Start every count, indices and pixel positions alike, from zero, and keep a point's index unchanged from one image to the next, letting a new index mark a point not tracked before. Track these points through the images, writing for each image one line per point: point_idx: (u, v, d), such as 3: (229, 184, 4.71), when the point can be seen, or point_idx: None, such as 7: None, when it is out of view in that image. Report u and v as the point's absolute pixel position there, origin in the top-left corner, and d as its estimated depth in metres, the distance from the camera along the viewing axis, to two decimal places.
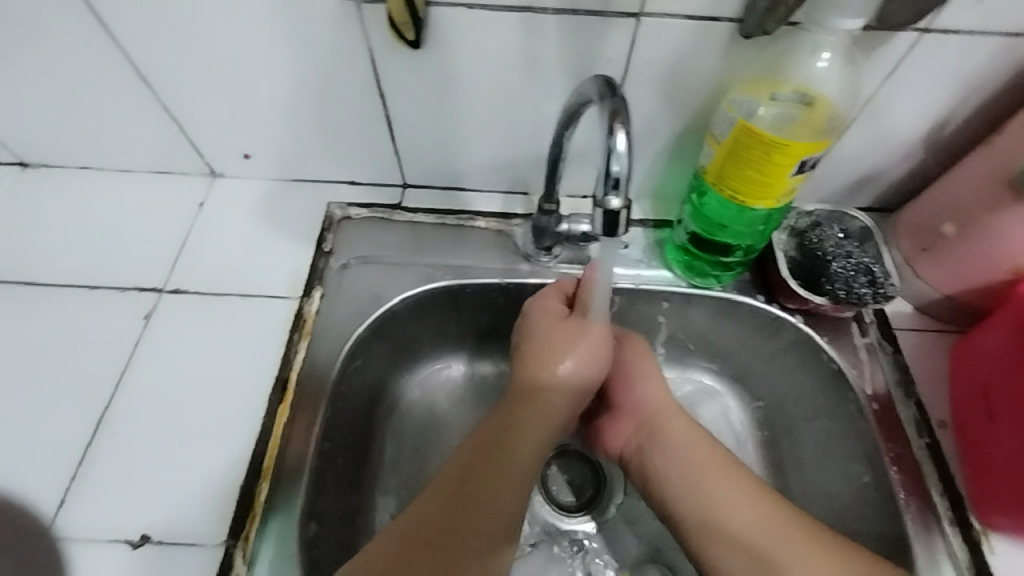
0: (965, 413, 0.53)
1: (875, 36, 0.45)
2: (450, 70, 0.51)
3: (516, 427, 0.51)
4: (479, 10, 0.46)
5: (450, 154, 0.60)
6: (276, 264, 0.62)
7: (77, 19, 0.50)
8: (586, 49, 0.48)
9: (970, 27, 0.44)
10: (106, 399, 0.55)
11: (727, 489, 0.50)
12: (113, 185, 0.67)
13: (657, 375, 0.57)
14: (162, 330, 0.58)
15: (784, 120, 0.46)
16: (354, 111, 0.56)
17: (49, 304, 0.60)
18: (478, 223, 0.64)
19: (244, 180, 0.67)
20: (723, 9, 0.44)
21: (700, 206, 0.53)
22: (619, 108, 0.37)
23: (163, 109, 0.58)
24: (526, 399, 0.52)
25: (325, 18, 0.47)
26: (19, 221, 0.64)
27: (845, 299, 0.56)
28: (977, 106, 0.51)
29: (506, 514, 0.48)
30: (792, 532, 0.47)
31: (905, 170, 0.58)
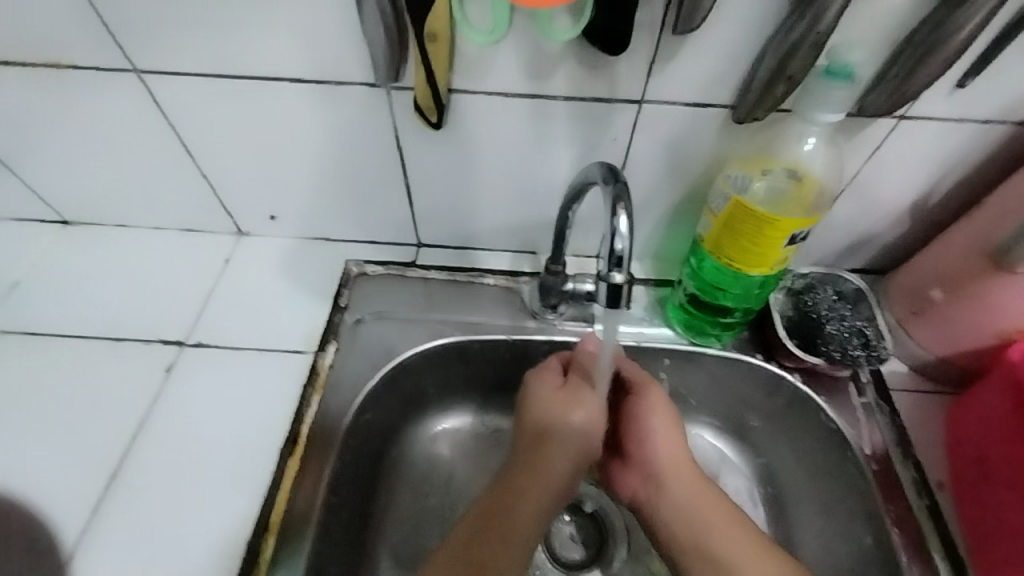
0: (962, 475, 0.53)
1: (854, 123, 0.50)
2: (467, 145, 0.56)
3: (518, 485, 0.52)
4: (496, 97, 0.51)
5: (464, 218, 0.64)
6: (295, 319, 0.65)
7: (132, 97, 0.55)
8: (592, 129, 0.52)
9: (941, 115, 0.49)
10: (121, 452, 0.57)
11: (742, 543, 0.50)
12: (144, 241, 0.71)
13: (673, 424, 0.57)
14: (182, 383, 0.61)
15: (775, 195, 0.51)
16: (377, 179, 0.61)
17: (76, 355, 0.62)
18: (488, 281, 0.67)
19: (268, 238, 0.71)
20: (718, 97, 0.49)
21: (699, 269, 0.57)
22: (622, 194, 0.40)
23: (200, 173, 0.63)
24: (528, 458, 0.54)
25: (357, 101, 0.53)
26: (54, 276, 0.68)
27: (840, 360, 0.58)
28: (954, 182, 0.55)
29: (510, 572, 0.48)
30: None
31: (892, 236, 0.61)
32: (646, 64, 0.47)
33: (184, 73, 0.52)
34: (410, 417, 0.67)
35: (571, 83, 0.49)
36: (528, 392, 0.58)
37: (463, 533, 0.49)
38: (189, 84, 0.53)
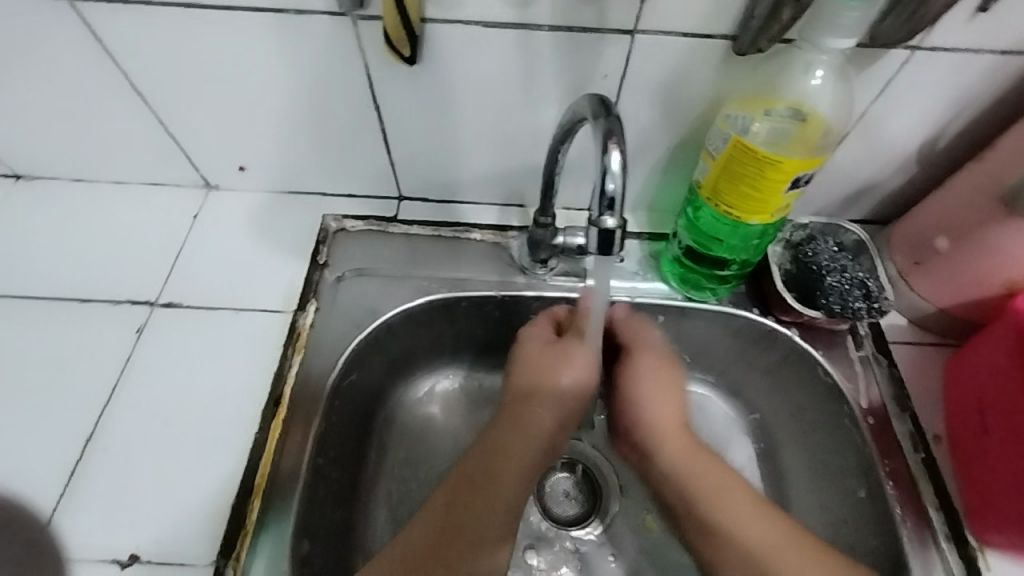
0: (960, 428, 0.53)
1: (867, 54, 0.46)
2: (445, 84, 0.51)
3: (504, 446, 0.51)
4: (475, 27, 0.46)
5: (446, 167, 0.60)
6: (271, 277, 0.62)
7: (73, 34, 0.50)
8: (581, 65, 0.48)
9: (961, 45, 0.45)
10: (94, 418, 0.54)
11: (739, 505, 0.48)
12: (108, 197, 0.67)
13: (668, 386, 0.55)
14: (155, 345, 0.58)
15: (777, 136, 0.46)
16: (350, 125, 0.56)
17: (40, 318, 0.59)
18: (474, 236, 0.64)
19: (240, 193, 0.67)
20: (718, 26, 0.44)
21: (695, 219, 0.53)
22: (614, 127, 0.36)
23: (158, 122, 0.58)
24: (515, 418, 0.52)
25: (322, 34, 0.48)
26: (12, 235, 0.64)
27: (839, 313, 0.56)
28: (969, 122, 0.51)
29: (495, 531, 0.47)
30: (783, 540, 0.46)
31: (899, 183, 0.58)
32: None
33: (127, 4, 0.47)
34: (395, 377, 0.65)
35: (558, 10, 0.44)
36: (516, 353, 0.55)
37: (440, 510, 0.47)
38: (133, 17, 0.48)
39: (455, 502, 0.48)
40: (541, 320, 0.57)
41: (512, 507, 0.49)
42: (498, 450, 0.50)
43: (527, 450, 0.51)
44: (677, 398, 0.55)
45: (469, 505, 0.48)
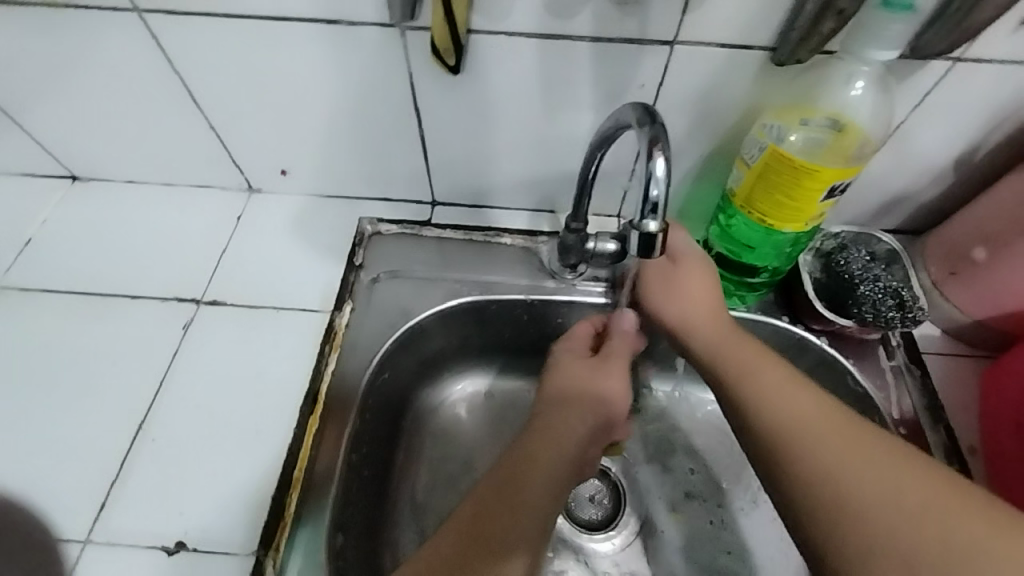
0: (997, 440, 0.52)
1: (906, 66, 0.46)
2: (485, 92, 0.53)
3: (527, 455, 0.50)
4: (517, 38, 0.47)
5: (481, 173, 0.62)
6: (309, 278, 0.64)
7: (138, 45, 0.53)
8: (620, 75, 0.49)
9: (1002, 57, 0.45)
10: (144, 410, 0.57)
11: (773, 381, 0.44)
12: (156, 198, 0.70)
13: (692, 288, 0.51)
14: (200, 341, 0.60)
15: (814, 145, 0.47)
16: (391, 131, 0.58)
17: (92, 313, 0.62)
18: (505, 240, 0.65)
19: (280, 197, 0.69)
20: (756, 38, 0.45)
21: (727, 227, 0.54)
22: (659, 135, 0.37)
23: (209, 127, 0.61)
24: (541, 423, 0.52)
25: (371, 45, 0.50)
26: (66, 234, 0.67)
27: (872, 322, 0.56)
28: (1009, 132, 0.51)
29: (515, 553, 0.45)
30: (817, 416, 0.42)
31: (932, 194, 0.58)
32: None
33: (188, 16, 0.50)
34: (424, 378, 0.67)
35: (600, 23, 0.45)
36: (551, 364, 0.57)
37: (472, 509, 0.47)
38: (194, 28, 0.50)
39: (488, 504, 0.47)
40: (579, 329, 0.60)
41: (541, 523, 0.47)
42: (526, 457, 0.50)
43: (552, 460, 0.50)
44: (714, 300, 0.51)
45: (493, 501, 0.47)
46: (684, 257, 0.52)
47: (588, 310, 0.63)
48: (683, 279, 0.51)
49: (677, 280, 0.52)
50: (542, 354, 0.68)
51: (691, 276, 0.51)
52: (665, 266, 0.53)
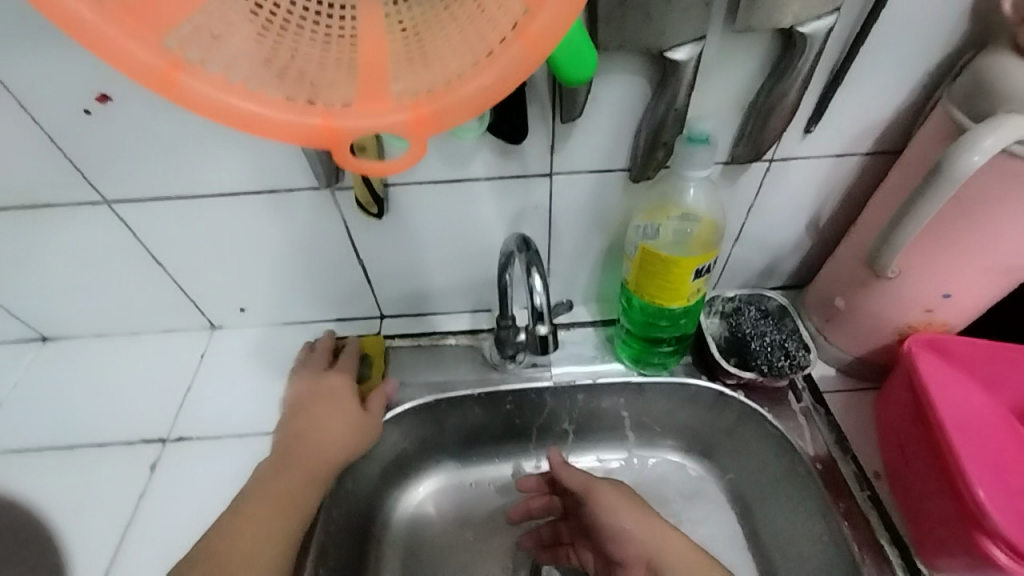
0: (891, 463, 0.58)
1: (733, 169, 0.58)
2: (410, 225, 0.62)
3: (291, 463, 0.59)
4: (426, 184, 0.58)
5: (419, 288, 0.71)
6: (270, 402, 0.69)
7: (104, 223, 0.61)
8: (518, 200, 0.60)
9: (806, 154, 0.58)
10: (110, 555, 0.58)
11: None
12: (123, 346, 0.75)
13: (639, 513, 0.59)
14: (167, 477, 0.64)
15: (681, 235, 0.58)
16: (335, 263, 0.67)
17: (62, 467, 0.65)
18: (450, 341, 0.73)
19: (242, 329, 0.76)
20: (615, 162, 0.57)
21: (630, 308, 0.63)
22: (535, 259, 0.50)
23: (172, 280, 0.69)
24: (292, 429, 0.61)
25: (309, 202, 0.59)
26: (38, 392, 0.71)
27: (769, 372, 0.64)
28: (837, 204, 0.63)
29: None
30: None
31: (800, 256, 0.69)
32: (549, 145, 0.55)
33: (150, 199, 0.59)
34: (388, 483, 0.71)
35: (490, 166, 0.56)
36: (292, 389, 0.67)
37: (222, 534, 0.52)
38: (155, 207, 0.59)
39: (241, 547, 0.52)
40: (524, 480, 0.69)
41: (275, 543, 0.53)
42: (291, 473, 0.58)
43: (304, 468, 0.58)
44: (656, 517, 0.59)
45: (256, 527, 0.53)
46: (618, 493, 0.60)
47: (531, 395, 0.70)
48: (637, 540, 0.58)
49: (653, 555, 0.57)
50: (499, 442, 0.74)
51: (620, 506, 0.59)
52: (605, 492, 0.60)
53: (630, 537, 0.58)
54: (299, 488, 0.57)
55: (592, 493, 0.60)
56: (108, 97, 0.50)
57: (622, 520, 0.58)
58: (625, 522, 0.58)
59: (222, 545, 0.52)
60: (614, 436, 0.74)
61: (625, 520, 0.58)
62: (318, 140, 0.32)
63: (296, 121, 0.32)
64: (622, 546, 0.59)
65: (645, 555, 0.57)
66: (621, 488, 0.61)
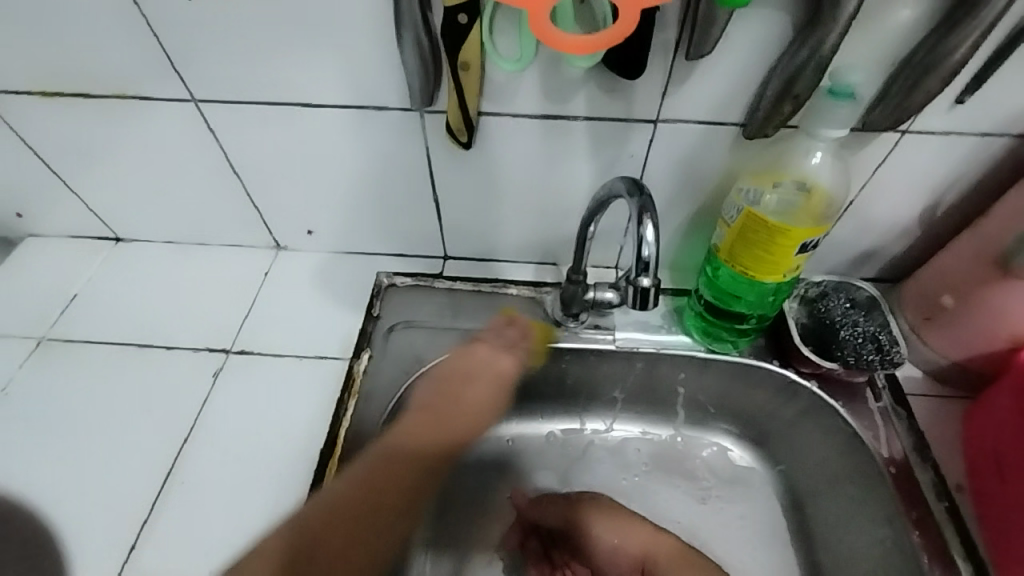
0: (979, 476, 0.55)
1: (861, 138, 0.52)
2: (493, 162, 0.59)
3: (395, 459, 0.59)
4: (520, 118, 0.54)
5: (489, 231, 0.68)
6: (330, 328, 0.69)
7: (188, 125, 0.60)
8: (613, 148, 0.56)
9: (947, 129, 0.51)
10: (173, 453, 0.61)
11: None
12: (190, 256, 0.76)
13: (622, 516, 0.61)
14: (229, 386, 0.65)
15: (785, 205, 0.53)
16: (407, 196, 0.65)
17: (130, 363, 0.67)
18: (511, 291, 0.70)
19: (306, 254, 0.75)
20: (729, 115, 0.52)
21: (714, 278, 0.59)
22: (647, 205, 0.46)
23: (245, 194, 0.68)
24: (453, 387, 0.63)
25: (395, 125, 0.57)
26: (108, 290, 0.73)
27: (855, 365, 0.60)
28: (963, 192, 0.57)
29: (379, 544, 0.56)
30: None
31: (904, 247, 0.63)
32: (661, 87, 0.50)
33: (236, 104, 0.57)
34: None
35: (592, 105, 0.52)
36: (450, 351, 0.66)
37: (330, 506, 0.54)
38: (240, 112, 0.58)
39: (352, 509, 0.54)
40: (504, 537, 0.67)
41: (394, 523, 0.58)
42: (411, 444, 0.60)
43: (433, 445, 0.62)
44: (642, 521, 0.60)
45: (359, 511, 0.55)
46: (594, 501, 0.63)
47: (589, 356, 0.67)
48: (625, 540, 0.60)
49: (653, 555, 0.58)
50: (547, 400, 0.72)
51: (598, 514, 0.61)
52: (577, 505, 0.63)
53: (621, 542, 0.60)
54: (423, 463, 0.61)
55: (570, 505, 0.63)
56: None
57: (609, 527, 0.60)
58: (613, 536, 0.60)
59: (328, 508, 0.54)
60: (667, 410, 0.72)
61: (611, 536, 0.60)
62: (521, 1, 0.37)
63: None
64: (617, 556, 0.60)
65: (643, 553, 0.59)
66: (594, 497, 0.64)
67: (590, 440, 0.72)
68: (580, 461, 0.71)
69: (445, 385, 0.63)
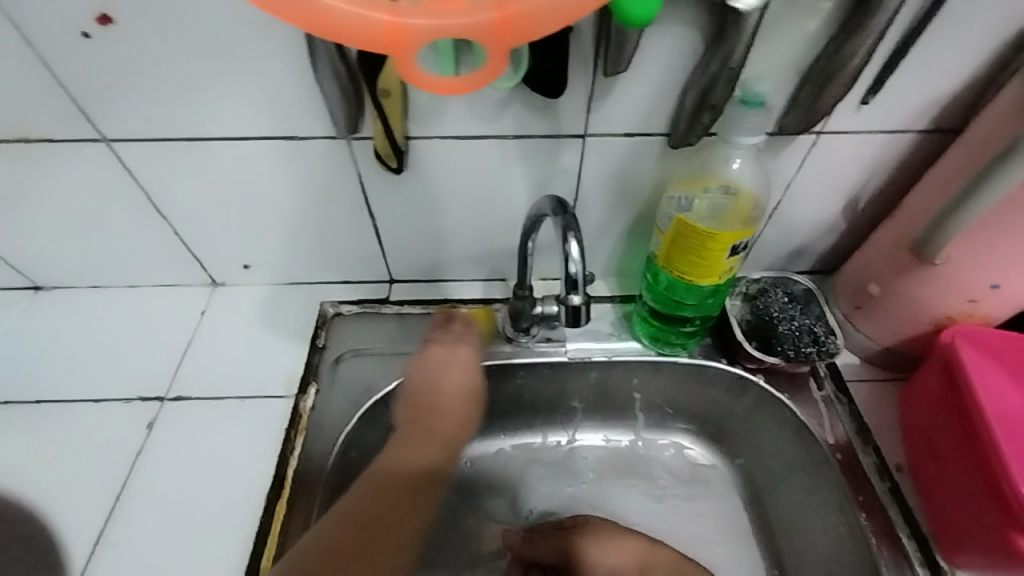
0: (917, 456, 0.57)
1: (779, 141, 0.55)
2: (428, 184, 0.58)
3: (390, 482, 0.55)
4: (450, 139, 0.54)
5: (433, 252, 0.67)
6: (274, 364, 0.66)
7: (101, 164, 0.57)
8: (547, 163, 0.56)
9: (857, 128, 0.54)
10: (105, 514, 0.57)
11: None
12: (119, 299, 0.72)
13: (613, 538, 0.61)
14: (166, 435, 0.61)
15: (714, 210, 0.55)
16: (345, 222, 0.63)
17: (57, 421, 0.63)
18: (460, 311, 0.69)
19: (245, 288, 0.72)
20: (654, 126, 0.53)
21: (655, 284, 0.60)
22: (571, 224, 0.47)
23: (173, 232, 0.65)
24: (421, 389, 0.62)
25: (324, 152, 0.55)
26: (29, 343, 0.68)
27: (794, 358, 0.62)
28: (879, 186, 0.60)
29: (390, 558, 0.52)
30: None
31: (833, 240, 0.66)
32: (584, 102, 0.51)
33: (151, 140, 0.55)
34: None
35: (520, 123, 0.53)
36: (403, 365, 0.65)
37: (328, 546, 0.49)
38: (156, 148, 0.55)
39: (379, 508, 0.53)
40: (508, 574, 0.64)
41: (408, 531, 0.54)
42: (410, 439, 0.60)
43: (436, 435, 0.60)
44: (636, 537, 0.60)
45: (383, 510, 0.53)
46: (589, 522, 0.63)
47: (543, 370, 0.67)
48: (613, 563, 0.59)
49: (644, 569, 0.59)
50: (506, 416, 0.71)
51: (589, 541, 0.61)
52: (569, 531, 0.63)
53: (611, 563, 0.59)
54: (433, 446, 0.60)
55: (563, 530, 0.63)
56: (110, 18, 0.45)
57: (597, 549, 0.60)
58: (609, 558, 0.59)
59: (363, 502, 0.53)
60: (625, 416, 0.72)
61: (605, 555, 0.60)
62: (381, 40, 0.33)
63: (366, 20, 0.32)
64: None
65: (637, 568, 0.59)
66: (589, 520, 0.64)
67: (550, 453, 0.72)
68: (545, 473, 0.71)
69: (415, 387, 0.62)
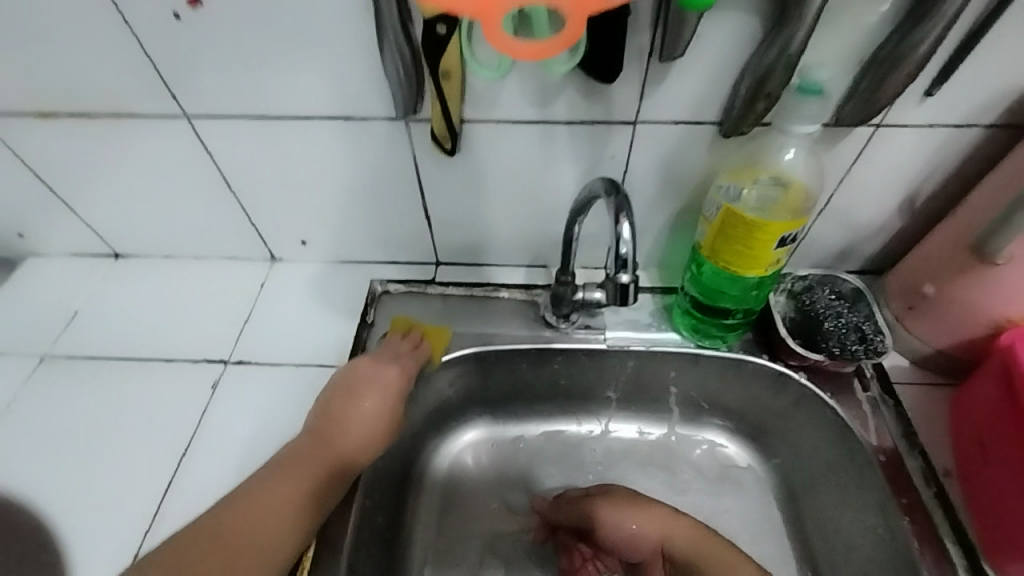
0: (965, 461, 0.56)
1: (835, 132, 0.54)
2: (479, 168, 0.61)
3: (251, 509, 0.51)
4: (504, 124, 0.56)
5: (479, 236, 0.69)
6: (325, 336, 0.70)
7: (180, 138, 0.62)
8: (596, 151, 0.57)
9: (918, 122, 0.53)
10: (174, 462, 0.62)
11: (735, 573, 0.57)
12: (187, 269, 0.78)
13: (633, 506, 0.61)
14: (229, 395, 0.66)
15: (765, 201, 0.54)
16: (397, 203, 0.66)
17: (131, 375, 0.68)
18: (503, 294, 0.71)
19: (301, 264, 0.77)
20: (705, 115, 0.53)
21: (699, 276, 0.60)
22: (623, 205, 0.48)
23: (239, 206, 0.69)
24: (338, 405, 0.58)
25: (383, 134, 0.58)
26: (108, 305, 0.75)
27: (839, 356, 0.61)
28: (939, 183, 0.58)
29: None
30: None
31: (886, 239, 0.64)
32: (637, 90, 0.52)
33: (226, 119, 0.59)
34: (431, 425, 0.71)
35: (571, 109, 0.54)
36: (467, 350, 0.67)
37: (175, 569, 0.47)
38: (231, 126, 0.60)
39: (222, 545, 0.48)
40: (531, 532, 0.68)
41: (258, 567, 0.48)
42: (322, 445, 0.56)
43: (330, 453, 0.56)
44: (659, 505, 0.61)
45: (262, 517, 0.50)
46: (611, 489, 0.64)
47: (580, 356, 0.68)
48: (631, 528, 0.60)
49: (662, 535, 0.60)
50: (539, 401, 0.73)
51: (606, 507, 0.62)
52: (589, 497, 0.64)
53: (632, 528, 0.60)
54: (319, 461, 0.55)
55: (582, 495, 0.65)
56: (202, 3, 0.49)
57: (615, 515, 0.61)
58: (631, 523, 0.60)
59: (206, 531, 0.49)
60: (660, 407, 0.73)
61: (629, 520, 0.61)
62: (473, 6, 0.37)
63: None
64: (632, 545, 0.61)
65: (655, 535, 0.60)
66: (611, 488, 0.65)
67: (583, 438, 0.73)
68: (577, 457, 0.72)
69: (337, 400, 0.59)
